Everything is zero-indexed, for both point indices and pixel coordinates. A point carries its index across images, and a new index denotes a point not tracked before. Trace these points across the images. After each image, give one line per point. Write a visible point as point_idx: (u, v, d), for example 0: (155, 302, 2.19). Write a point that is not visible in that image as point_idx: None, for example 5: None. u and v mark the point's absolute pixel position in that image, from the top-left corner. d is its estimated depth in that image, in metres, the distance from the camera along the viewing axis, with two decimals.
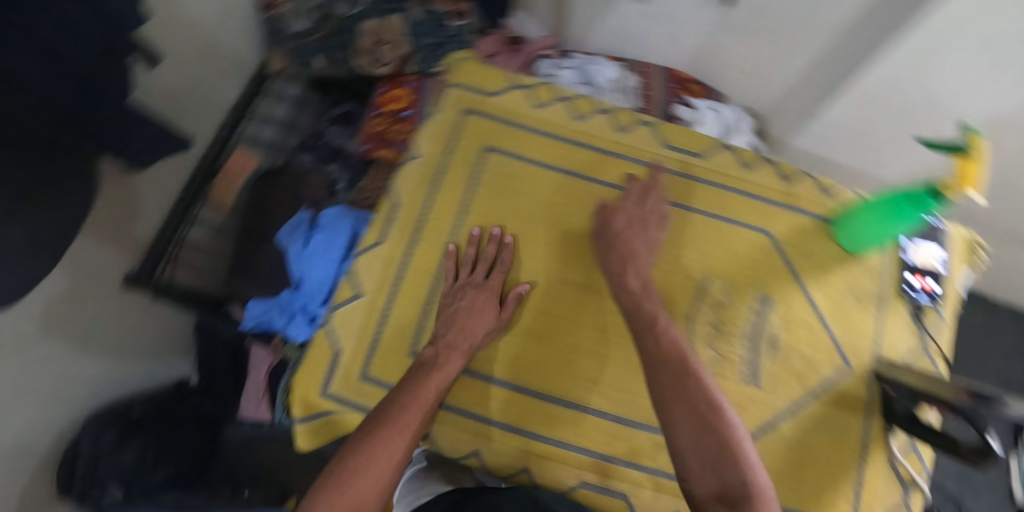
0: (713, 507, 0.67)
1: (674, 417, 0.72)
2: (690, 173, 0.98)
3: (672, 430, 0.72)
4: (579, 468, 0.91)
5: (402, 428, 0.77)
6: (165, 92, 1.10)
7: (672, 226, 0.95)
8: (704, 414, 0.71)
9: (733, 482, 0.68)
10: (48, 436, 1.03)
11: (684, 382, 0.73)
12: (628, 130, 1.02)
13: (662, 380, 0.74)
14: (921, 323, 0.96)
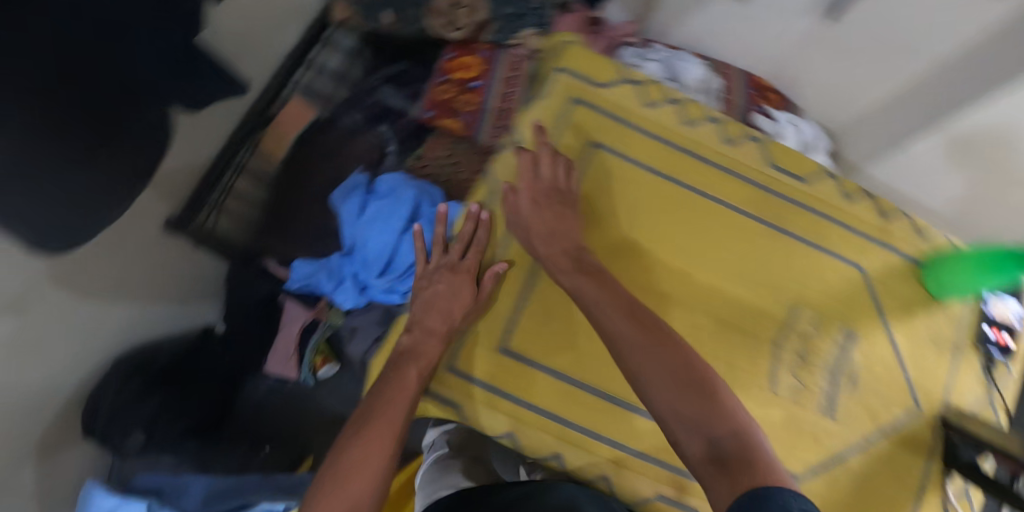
0: (707, 471, 0.54)
1: (642, 375, 0.60)
2: (790, 198, 0.78)
3: (647, 394, 0.60)
4: (658, 481, 0.85)
5: (390, 422, 0.77)
6: (229, 33, 1.03)
7: (749, 245, 0.76)
8: (683, 374, 0.60)
9: (728, 447, 0.54)
10: (76, 375, 1.05)
11: (647, 340, 0.62)
12: (736, 144, 0.79)
13: (626, 338, 0.63)
14: (991, 377, 0.80)
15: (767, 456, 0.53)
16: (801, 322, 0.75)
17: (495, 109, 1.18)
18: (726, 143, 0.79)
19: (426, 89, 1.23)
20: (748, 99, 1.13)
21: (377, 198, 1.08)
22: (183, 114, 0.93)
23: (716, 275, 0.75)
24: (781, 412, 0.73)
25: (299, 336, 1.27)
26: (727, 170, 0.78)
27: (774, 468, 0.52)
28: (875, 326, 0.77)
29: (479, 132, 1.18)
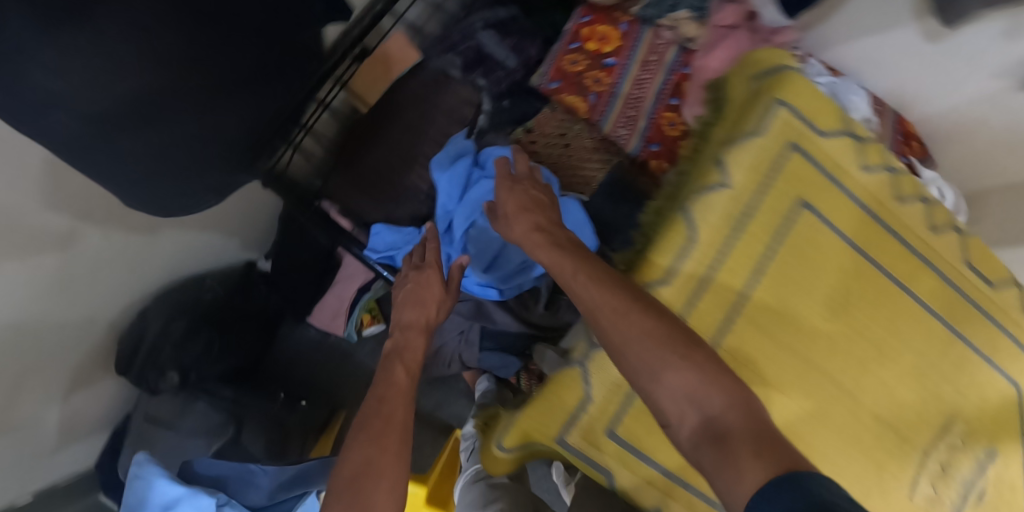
0: (702, 450, 0.51)
1: (624, 347, 0.57)
2: (976, 303, 0.72)
3: (634, 377, 0.57)
4: None
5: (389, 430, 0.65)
6: None
7: (932, 349, 0.70)
8: (671, 346, 0.56)
9: (725, 421, 0.51)
10: (114, 306, 0.95)
11: (628, 308, 0.58)
12: (938, 232, 0.71)
13: (602, 307, 0.60)
14: None
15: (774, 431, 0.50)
16: (954, 434, 0.71)
17: (626, 95, 1.05)
18: (931, 231, 0.70)
19: (551, 52, 1.08)
20: (895, 147, 1.03)
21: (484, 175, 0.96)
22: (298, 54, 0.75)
23: (898, 371, 0.69)
24: None
25: (358, 293, 1.17)
26: (926, 260, 0.70)
27: (785, 445, 0.49)
28: (1014, 446, 0.74)
29: (602, 119, 1.06)
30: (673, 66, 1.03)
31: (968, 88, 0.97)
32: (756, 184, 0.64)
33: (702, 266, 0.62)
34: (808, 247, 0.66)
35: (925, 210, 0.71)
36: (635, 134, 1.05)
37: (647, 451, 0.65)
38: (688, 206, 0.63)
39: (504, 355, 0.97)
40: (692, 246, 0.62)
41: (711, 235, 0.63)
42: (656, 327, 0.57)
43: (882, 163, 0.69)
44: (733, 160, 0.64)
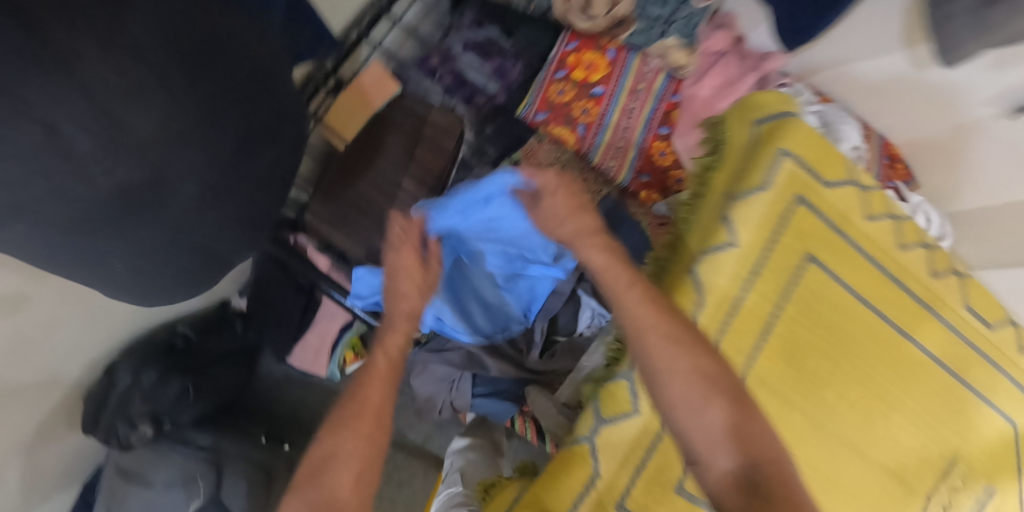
0: (729, 496, 0.50)
1: (662, 382, 0.55)
2: (976, 344, 0.72)
3: (670, 416, 0.55)
4: None
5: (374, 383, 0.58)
6: None
7: (929, 394, 0.70)
8: (714, 389, 0.54)
9: (760, 471, 0.50)
10: (78, 363, 0.89)
11: (677, 337, 0.56)
12: (940, 276, 0.71)
13: (648, 333, 0.57)
14: None
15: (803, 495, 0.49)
16: (954, 476, 0.71)
17: (617, 127, 1.04)
18: (934, 276, 0.70)
19: (539, 80, 1.04)
20: (881, 171, 1.05)
21: (501, 219, 0.78)
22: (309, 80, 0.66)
23: (905, 413, 0.70)
24: None
25: (340, 331, 1.14)
26: (927, 306, 0.70)
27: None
28: (1012, 484, 0.75)
29: (590, 149, 1.06)
30: (660, 95, 1.02)
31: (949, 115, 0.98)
32: (762, 244, 0.63)
33: (712, 329, 0.62)
34: (813, 305, 0.65)
35: (926, 256, 0.71)
36: (624, 165, 1.05)
37: None
38: (695, 266, 0.63)
39: (500, 399, 0.94)
40: (701, 312, 0.62)
41: (718, 297, 0.62)
42: (711, 368, 0.55)
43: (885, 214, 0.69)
44: (739, 221, 0.63)
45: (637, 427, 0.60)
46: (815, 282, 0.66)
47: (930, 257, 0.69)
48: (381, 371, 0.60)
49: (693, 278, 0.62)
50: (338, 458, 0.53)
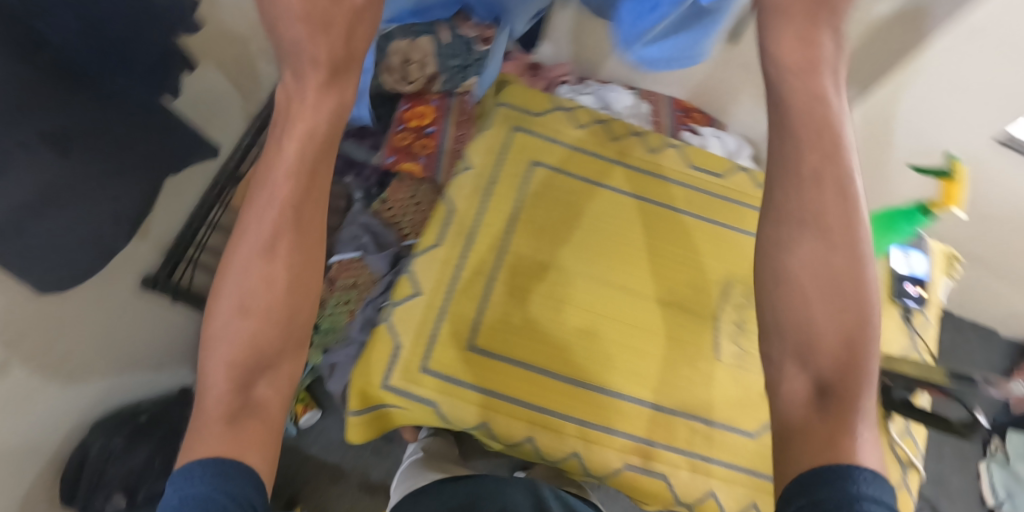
0: (798, 411, 0.45)
1: (791, 273, 0.48)
2: (713, 193, 0.88)
3: (776, 307, 0.48)
4: (674, 466, 0.75)
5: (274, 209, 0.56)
6: (193, 100, 1.13)
7: (679, 233, 0.85)
8: (840, 311, 0.46)
9: (842, 388, 0.45)
10: (55, 440, 1.08)
11: (840, 234, 0.48)
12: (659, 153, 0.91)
13: (802, 213, 0.48)
14: (910, 324, 0.89)
15: (869, 425, 0.44)
16: (734, 291, 0.83)
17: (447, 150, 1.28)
18: (652, 152, 0.89)
19: (386, 139, 1.34)
20: (675, 120, 1.28)
21: None
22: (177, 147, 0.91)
23: (670, 251, 0.84)
24: (727, 376, 0.79)
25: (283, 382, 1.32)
26: (652, 174, 0.88)
27: (871, 403, 0.46)
28: None
29: (436, 173, 1.30)
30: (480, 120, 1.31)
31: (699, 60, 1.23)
32: (493, 162, 0.85)
33: (467, 223, 0.82)
34: (550, 194, 0.84)
35: (641, 141, 0.90)
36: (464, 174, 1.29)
37: (460, 376, 0.75)
38: (446, 191, 0.84)
39: None
40: (453, 214, 0.82)
41: (467, 204, 0.83)
42: (840, 283, 0.47)
43: (595, 121, 0.91)
44: (471, 151, 0.87)
45: (420, 303, 0.77)
46: (611, 201, 0.86)
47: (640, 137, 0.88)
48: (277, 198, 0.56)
49: (445, 199, 0.83)
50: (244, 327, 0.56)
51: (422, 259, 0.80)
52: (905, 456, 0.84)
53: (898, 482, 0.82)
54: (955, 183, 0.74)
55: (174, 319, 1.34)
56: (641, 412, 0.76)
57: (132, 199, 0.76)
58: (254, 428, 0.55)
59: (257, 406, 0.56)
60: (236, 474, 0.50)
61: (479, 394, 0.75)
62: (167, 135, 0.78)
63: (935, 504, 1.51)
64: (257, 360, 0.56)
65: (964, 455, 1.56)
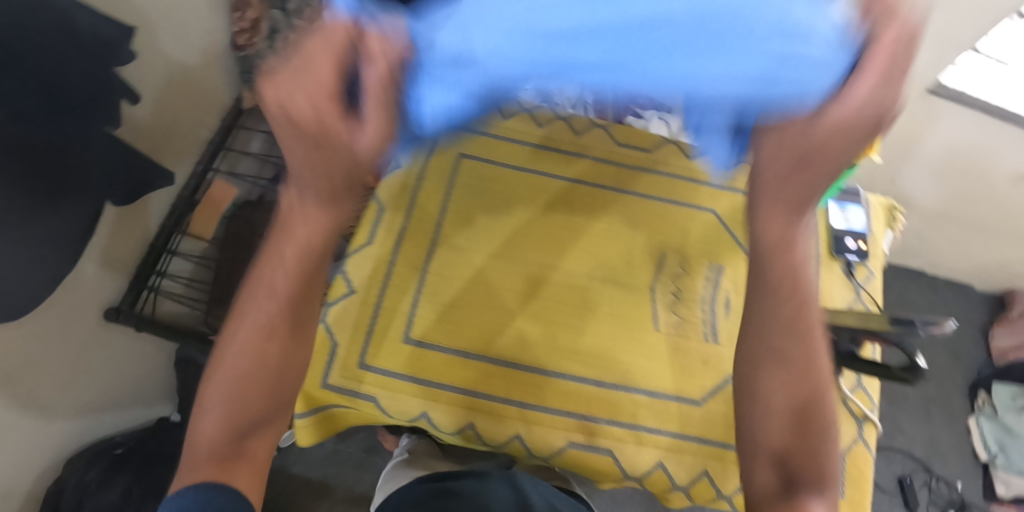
0: (774, 493, 0.61)
1: (762, 383, 0.60)
2: (641, 167, 0.89)
3: (752, 410, 0.62)
4: (620, 440, 0.75)
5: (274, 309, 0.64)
6: (141, 129, 1.17)
7: (609, 210, 0.85)
8: (800, 409, 0.61)
9: (798, 465, 0.61)
10: (30, 475, 1.10)
11: (802, 339, 0.59)
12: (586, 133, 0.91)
13: (774, 327, 0.58)
14: (854, 278, 0.89)
15: (826, 485, 0.62)
16: (668, 261, 0.83)
17: None
18: (576, 134, 0.89)
19: None
20: None
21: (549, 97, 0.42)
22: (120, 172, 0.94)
23: (602, 228, 0.84)
24: (667, 345, 0.79)
25: None
26: (579, 154, 0.88)
27: (827, 472, 0.63)
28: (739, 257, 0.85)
29: None
30: None
31: None
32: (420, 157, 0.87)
33: (397, 219, 0.83)
34: (478, 184, 0.85)
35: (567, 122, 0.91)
36: None
37: (398, 370, 0.76)
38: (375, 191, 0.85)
39: None
40: (383, 211, 0.83)
41: (396, 201, 0.84)
42: (801, 388, 0.60)
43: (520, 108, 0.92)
44: None
45: (355, 301, 0.79)
46: (540, 185, 0.86)
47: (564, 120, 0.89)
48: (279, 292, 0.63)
49: (375, 197, 0.84)
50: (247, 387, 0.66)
51: (356, 258, 0.81)
52: (859, 412, 0.82)
53: (851, 437, 0.81)
54: None
55: (149, 346, 1.36)
56: (582, 390, 0.76)
57: (48, 212, 0.81)
58: (245, 467, 0.67)
59: (248, 447, 0.68)
60: (225, 499, 0.61)
61: (417, 385, 0.75)
62: (83, 150, 0.84)
63: (929, 465, 1.51)
64: (250, 420, 0.67)
65: (953, 412, 1.57)
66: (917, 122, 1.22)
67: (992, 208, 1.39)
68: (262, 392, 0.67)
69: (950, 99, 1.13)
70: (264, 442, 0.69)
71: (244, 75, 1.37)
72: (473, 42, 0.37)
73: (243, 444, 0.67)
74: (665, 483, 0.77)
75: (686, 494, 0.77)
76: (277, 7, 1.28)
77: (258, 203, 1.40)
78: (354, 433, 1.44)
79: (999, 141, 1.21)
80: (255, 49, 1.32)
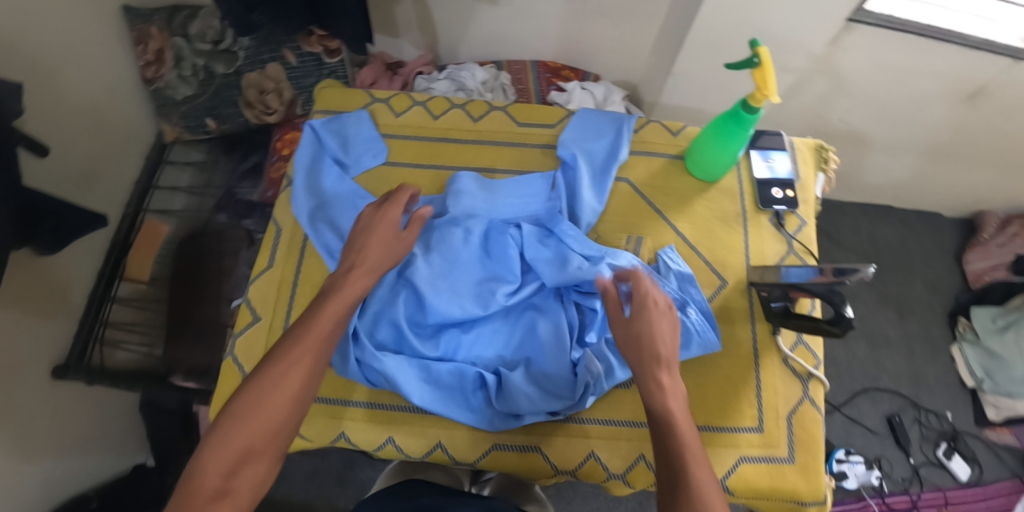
0: None
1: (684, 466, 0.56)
2: (545, 144, 0.88)
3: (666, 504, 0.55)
4: (547, 433, 0.75)
5: (307, 346, 0.62)
6: (56, 178, 1.14)
7: (516, 190, 0.83)
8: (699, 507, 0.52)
9: None
10: None
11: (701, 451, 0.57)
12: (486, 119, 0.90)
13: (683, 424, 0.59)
14: (784, 230, 0.84)
15: None
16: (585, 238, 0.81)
17: None
18: (475, 121, 0.89)
19: (265, 170, 1.38)
20: (542, 83, 1.28)
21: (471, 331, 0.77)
22: (36, 226, 0.92)
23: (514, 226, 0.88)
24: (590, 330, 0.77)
25: None
26: (482, 141, 0.88)
27: None
28: (656, 224, 0.83)
29: None
30: None
31: (548, 19, 1.21)
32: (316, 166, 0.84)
33: (298, 239, 0.82)
34: (381, 187, 0.84)
35: (465, 111, 0.90)
36: None
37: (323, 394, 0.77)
38: (274, 214, 0.84)
39: None
40: (282, 233, 0.83)
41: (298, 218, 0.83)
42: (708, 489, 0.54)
43: (416, 103, 0.91)
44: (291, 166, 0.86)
45: (261, 329, 0.78)
46: (445, 179, 0.85)
47: (461, 109, 0.89)
48: (319, 329, 0.63)
49: (273, 219, 0.83)
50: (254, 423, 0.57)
51: (259, 284, 0.80)
52: (802, 369, 0.78)
53: (796, 397, 0.77)
54: (763, 70, 0.67)
55: (110, 395, 1.34)
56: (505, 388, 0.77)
57: None
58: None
59: (232, 490, 0.55)
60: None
61: (335, 405, 0.76)
62: None
63: (918, 399, 1.49)
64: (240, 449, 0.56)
65: (933, 343, 1.55)
66: (847, 58, 1.18)
67: (941, 132, 1.36)
68: (263, 428, 0.58)
69: (881, 25, 1.09)
70: (249, 483, 0.56)
71: (160, 110, 1.32)
72: (420, 319, 0.76)
73: (228, 487, 0.55)
74: (600, 473, 0.74)
75: (624, 481, 0.74)
76: (179, 34, 1.24)
77: (198, 236, 1.38)
78: (331, 450, 1.42)
79: (939, 65, 1.17)
80: (164, 79, 1.28)
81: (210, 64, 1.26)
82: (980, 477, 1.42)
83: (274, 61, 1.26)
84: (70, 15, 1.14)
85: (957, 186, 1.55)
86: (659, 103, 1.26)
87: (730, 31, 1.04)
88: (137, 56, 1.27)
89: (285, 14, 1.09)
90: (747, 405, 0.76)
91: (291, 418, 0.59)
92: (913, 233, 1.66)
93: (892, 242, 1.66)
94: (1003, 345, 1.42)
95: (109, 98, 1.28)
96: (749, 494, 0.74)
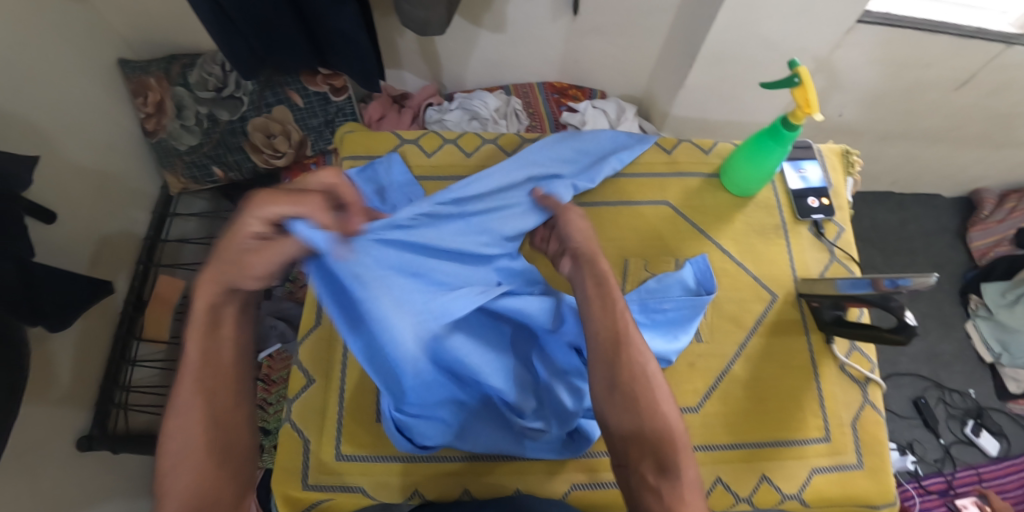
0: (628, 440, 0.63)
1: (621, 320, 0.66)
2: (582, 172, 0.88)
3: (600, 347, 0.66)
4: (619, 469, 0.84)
5: (190, 393, 0.62)
6: (62, 244, 1.10)
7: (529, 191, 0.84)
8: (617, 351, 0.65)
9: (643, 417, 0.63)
10: None
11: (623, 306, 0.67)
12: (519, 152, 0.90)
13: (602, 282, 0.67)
14: (825, 238, 0.85)
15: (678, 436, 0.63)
16: (632, 266, 0.82)
17: None
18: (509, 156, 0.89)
19: None
20: (551, 105, 1.29)
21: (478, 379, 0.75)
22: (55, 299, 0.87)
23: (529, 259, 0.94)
24: None
25: None
26: None
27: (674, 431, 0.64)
28: (699, 243, 0.84)
29: None
30: None
31: (553, 41, 1.21)
32: None
33: None
34: None
35: (497, 146, 0.89)
36: None
37: (373, 453, 0.84)
38: None
39: None
40: None
41: None
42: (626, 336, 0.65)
43: (446, 142, 0.90)
44: None
45: None
46: None
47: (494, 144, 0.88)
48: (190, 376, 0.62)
49: None
50: (177, 490, 0.60)
51: None
52: (859, 375, 0.79)
53: (859, 405, 0.78)
54: (804, 87, 0.68)
55: (136, 459, 1.30)
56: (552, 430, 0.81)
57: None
58: None
59: None
60: None
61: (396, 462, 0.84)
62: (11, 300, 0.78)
63: (939, 380, 1.52)
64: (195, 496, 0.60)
65: (948, 323, 1.58)
66: (848, 57, 1.20)
67: (938, 118, 1.39)
68: (204, 474, 0.61)
69: (879, 23, 1.11)
70: None
71: (162, 160, 1.29)
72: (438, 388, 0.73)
73: None
74: None
75: None
76: (179, 83, 1.21)
77: None
78: None
79: (934, 55, 1.19)
80: (166, 131, 1.25)
81: (213, 112, 1.23)
82: (1008, 450, 1.46)
83: (279, 105, 1.23)
84: (63, 74, 1.10)
85: (956, 168, 1.58)
86: (669, 116, 1.27)
87: (741, 43, 1.05)
88: (137, 109, 1.25)
89: (290, 55, 1.07)
90: (812, 414, 0.77)
91: (220, 464, 0.62)
92: (916, 216, 1.70)
93: (896, 227, 1.69)
94: (1014, 317, 1.45)
95: (110, 156, 1.25)
96: (822, 505, 0.74)
